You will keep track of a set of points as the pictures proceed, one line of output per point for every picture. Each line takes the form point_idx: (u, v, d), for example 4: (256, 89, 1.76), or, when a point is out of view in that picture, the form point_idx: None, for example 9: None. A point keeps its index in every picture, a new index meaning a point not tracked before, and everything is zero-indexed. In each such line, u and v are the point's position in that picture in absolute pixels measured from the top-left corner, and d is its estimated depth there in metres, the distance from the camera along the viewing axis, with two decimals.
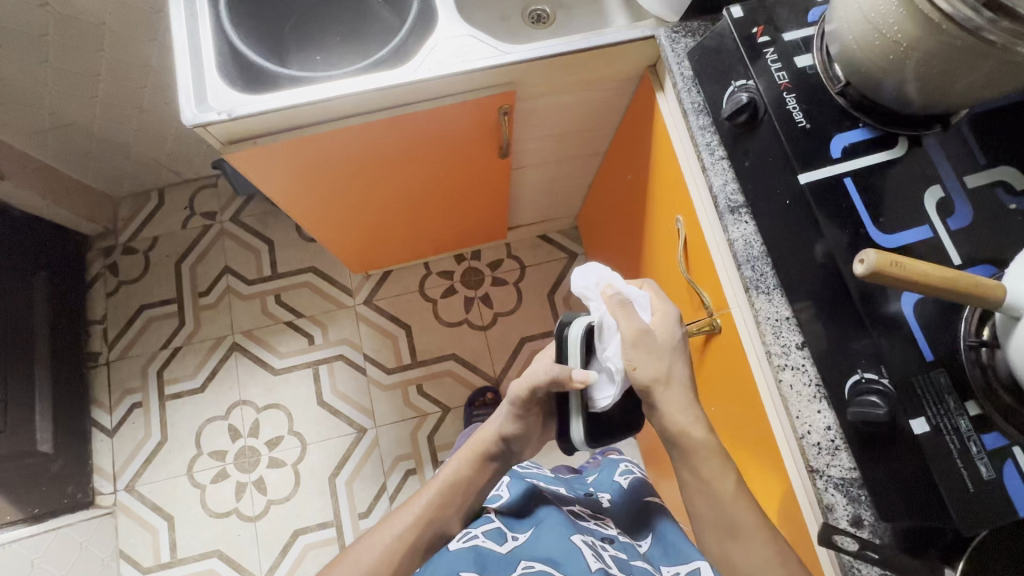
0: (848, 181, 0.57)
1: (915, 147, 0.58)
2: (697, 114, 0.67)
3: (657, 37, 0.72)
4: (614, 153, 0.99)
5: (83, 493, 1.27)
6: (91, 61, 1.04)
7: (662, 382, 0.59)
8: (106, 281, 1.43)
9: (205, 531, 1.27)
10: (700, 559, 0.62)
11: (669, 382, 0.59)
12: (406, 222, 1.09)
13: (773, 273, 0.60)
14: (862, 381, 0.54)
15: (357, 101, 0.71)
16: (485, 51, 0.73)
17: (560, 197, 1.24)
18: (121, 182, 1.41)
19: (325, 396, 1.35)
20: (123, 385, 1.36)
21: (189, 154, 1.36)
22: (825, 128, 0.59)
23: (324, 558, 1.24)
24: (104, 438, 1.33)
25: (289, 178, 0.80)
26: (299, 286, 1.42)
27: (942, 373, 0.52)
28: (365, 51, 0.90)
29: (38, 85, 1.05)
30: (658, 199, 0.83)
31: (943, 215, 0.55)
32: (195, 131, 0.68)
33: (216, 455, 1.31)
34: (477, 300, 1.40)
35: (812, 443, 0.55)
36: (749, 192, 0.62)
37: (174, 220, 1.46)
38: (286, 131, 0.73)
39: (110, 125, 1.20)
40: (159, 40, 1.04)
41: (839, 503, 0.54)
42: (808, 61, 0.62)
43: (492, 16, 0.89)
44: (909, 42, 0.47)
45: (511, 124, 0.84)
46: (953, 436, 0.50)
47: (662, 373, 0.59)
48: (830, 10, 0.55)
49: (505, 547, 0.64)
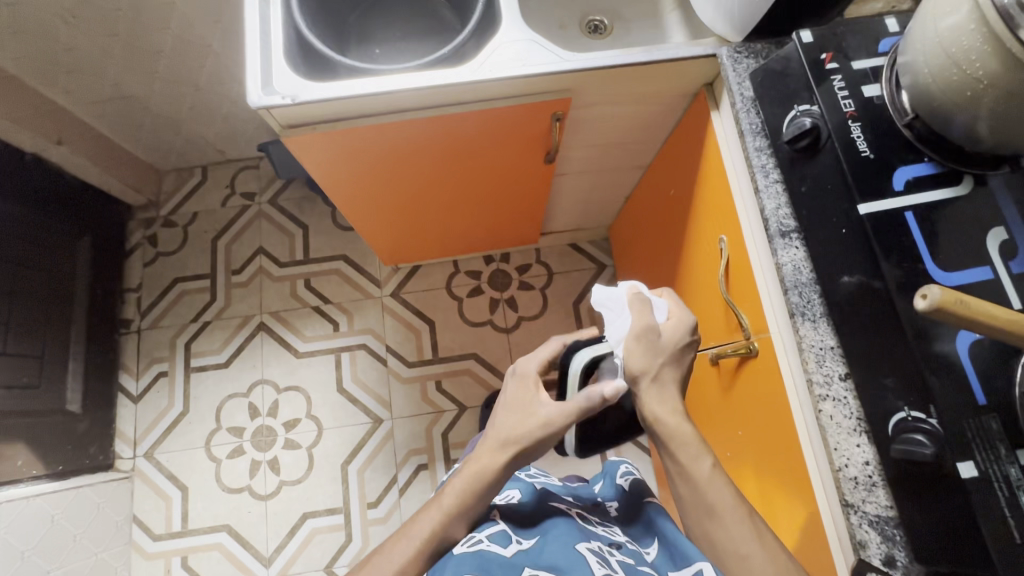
0: (908, 215, 0.57)
1: (980, 187, 0.57)
2: (754, 135, 0.67)
3: (719, 56, 0.72)
4: (658, 167, 0.98)
5: (105, 456, 1.29)
6: (157, 38, 1.07)
7: (649, 373, 0.62)
8: (145, 251, 1.46)
9: (218, 505, 1.29)
10: (704, 561, 0.60)
11: (655, 377, 0.62)
12: (444, 218, 1.10)
13: (820, 301, 0.60)
14: (908, 420, 0.53)
15: (419, 95, 0.72)
16: (547, 57, 0.73)
17: (596, 206, 1.24)
18: (168, 157, 1.45)
19: (345, 383, 1.36)
20: (151, 354, 1.39)
21: (236, 135, 1.40)
22: (888, 160, 0.59)
23: (330, 543, 1.26)
24: (128, 403, 1.36)
25: (339, 165, 0.82)
26: (329, 273, 1.44)
27: (994, 420, 0.50)
28: (422, 48, 0.92)
29: (105, 57, 1.09)
30: (701, 216, 0.82)
31: (1005, 256, 0.55)
32: (259, 114, 0.70)
33: (234, 431, 1.34)
34: (503, 302, 1.41)
35: (849, 477, 0.55)
36: (803, 218, 0.62)
37: (214, 198, 1.50)
38: (343, 120, 0.74)
39: (165, 101, 1.23)
40: (223, 22, 1.07)
41: (872, 540, 0.54)
42: (875, 91, 0.61)
43: (551, 23, 0.90)
44: (989, 79, 0.47)
45: (562, 131, 0.84)
46: (1002, 484, 0.49)
47: (650, 367, 0.62)
48: (905, 42, 0.54)
49: (508, 551, 0.61)
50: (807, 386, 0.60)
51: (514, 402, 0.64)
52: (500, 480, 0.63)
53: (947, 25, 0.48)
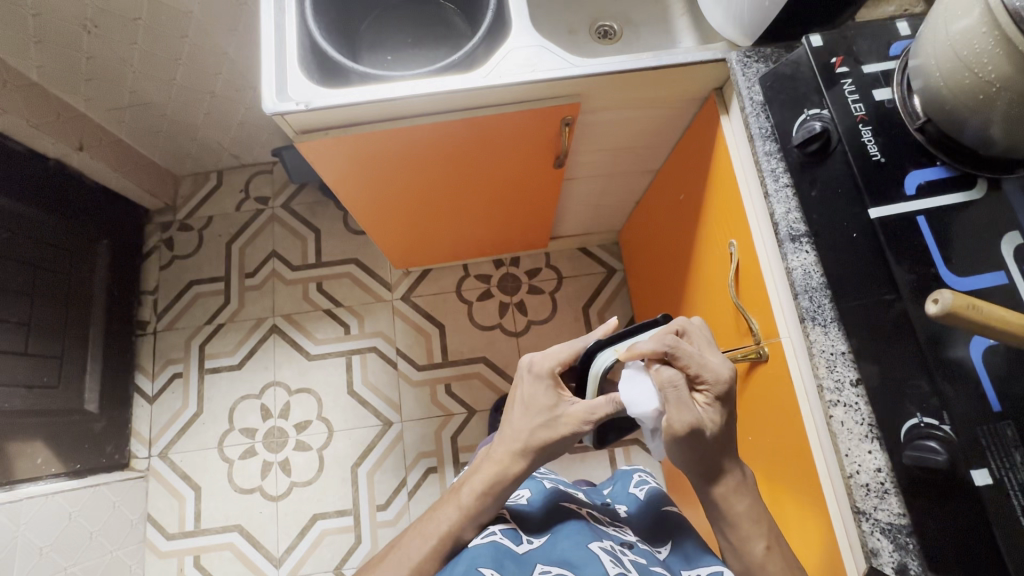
0: (921, 220, 0.56)
1: (994, 191, 0.57)
2: (764, 139, 0.67)
3: (729, 60, 0.72)
4: (668, 172, 0.99)
5: (121, 455, 1.32)
6: (175, 46, 1.10)
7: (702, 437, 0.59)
8: (161, 254, 1.49)
9: (230, 505, 1.31)
10: (723, 565, 0.62)
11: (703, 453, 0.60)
12: (455, 222, 1.11)
13: (831, 306, 0.59)
14: (920, 426, 0.52)
15: (430, 101, 0.73)
16: (556, 62, 0.74)
17: (606, 211, 1.24)
18: (185, 162, 1.47)
19: (355, 385, 1.37)
20: (166, 355, 1.42)
21: (251, 140, 1.42)
22: (900, 163, 0.58)
23: (339, 544, 1.26)
24: (144, 403, 1.38)
25: (351, 170, 0.83)
26: (341, 276, 1.46)
27: (1010, 426, 0.50)
28: (432, 54, 0.93)
29: (124, 65, 1.11)
30: (711, 221, 0.82)
31: (1020, 261, 0.54)
32: (273, 120, 0.71)
33: (246, 432, 1.35)
34: (512, 306, 1.41)
35: (860, 484, 0.54)
36: (813, 222, 0.62)
37: (229, 202, 1.52)
38: (355, 126, 0.75)
39: (182, 107, 1.26)
40: (239, 30, 1.09)
41: (884, 548, 0.53)
42: (887, 95, 0.61)
43: (560, 29, 0.91)
44: (1002, 83, 0.46)
45: (571, 135, 0.85)
46: (1019, 492, 0.49)
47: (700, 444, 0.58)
48: (916, 45, 0.54)
49: (521, 547, 0.62)
50: (817, 392, 0.59)
51: (533, 401, 0.64)
52: (509, 479, 0.63)
53: (960, 28, 0.47)
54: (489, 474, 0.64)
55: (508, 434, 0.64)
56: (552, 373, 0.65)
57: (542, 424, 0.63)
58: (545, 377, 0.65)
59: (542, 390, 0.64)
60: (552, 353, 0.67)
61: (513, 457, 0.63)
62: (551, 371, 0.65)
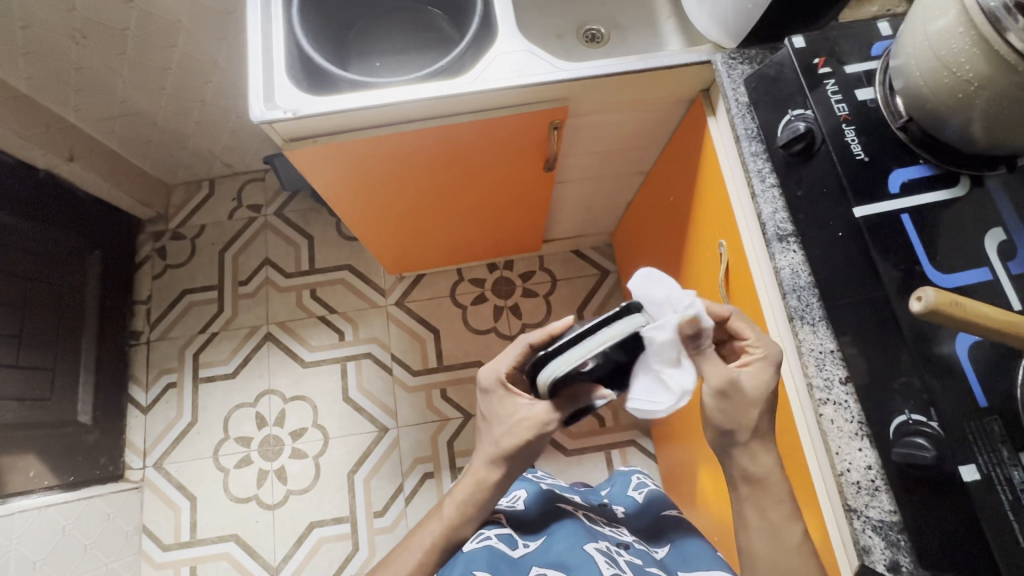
0: (905, 217, 0.57)
1: (977, 188, 0.57)
2: (749, 140, 0.67)
3: (714, 62, 0.72)
4: (657, 174, 0.99)
5: (115, 467, 1.31)
6: (165, 55, 1.10)
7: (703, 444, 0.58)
8: (154, 263, 1.49)
9: (226, 515, 1.30)
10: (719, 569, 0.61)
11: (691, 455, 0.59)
12: (447, 227, 1.11)
13: (819, 304, 0.60)
14: (909, 423, 0.52)
15: (417, 107, 0.73)
16: (542, 66, 0.74)
17: (599, 213, 1.24)
18: (176, 171, 1.47)
19: (351, 392, 1.37)
20: (160, 365, 1.41)
21: (242, 148, 1.42)
22: (884, 162, 0.59)
23: (337, 552, 1.26)
24: (138, 414, 1.37)
25: (340, 177, 0.83)
26: (334, 282, 1.46)
27: (996, 422, 0.50)
28: (421, 61, 0.93)
29: (113, 75, 1.11)
30: (701, 221, 0.83)
31: (1004, 258, 0.55)
32: (261, 128, 0.71)
33: (241, 440, 1.35)
34: (507, 309, 1.41)
35: (851, 482, 0.54)
36: (799, 221, 0.62)
37: (222, 211, 1.52)
38: (343, 133, 0.75)
39: (172, 117, 1.26)
40: (228, 39, 1.09)
41: (876, 546, 0.53)
42: (869, 94, 0.61)
43: (548, 34, 0.91)
44: (979, 81, 0.47)
45: (560, 138, 0.85)
46: (1004, 487, 0.49)
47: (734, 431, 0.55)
48: (896, 46, 0.55)
49: (516, 551, 0.62)
50: (807, 391, 0.59)
51: (495, 410, 0.64)
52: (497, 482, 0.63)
53: (937, 28, 0.48)
54: (483, 476, 0.64)
55: (495, 440, 0.64)
56: (501, 380, 0.63)
57: (505, 429, 0.63)
58: (494, 387, 0.64)
59: (497, 400, 0.64)
60: (497, 362, 0.64)
61: (509, 459, 0.63)
62: (502, 376, 0.63)
